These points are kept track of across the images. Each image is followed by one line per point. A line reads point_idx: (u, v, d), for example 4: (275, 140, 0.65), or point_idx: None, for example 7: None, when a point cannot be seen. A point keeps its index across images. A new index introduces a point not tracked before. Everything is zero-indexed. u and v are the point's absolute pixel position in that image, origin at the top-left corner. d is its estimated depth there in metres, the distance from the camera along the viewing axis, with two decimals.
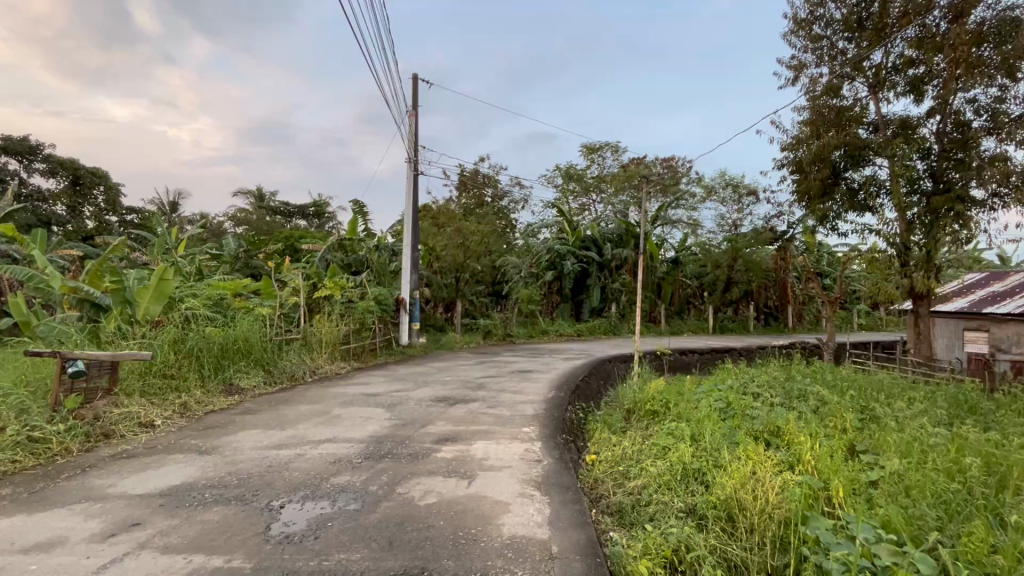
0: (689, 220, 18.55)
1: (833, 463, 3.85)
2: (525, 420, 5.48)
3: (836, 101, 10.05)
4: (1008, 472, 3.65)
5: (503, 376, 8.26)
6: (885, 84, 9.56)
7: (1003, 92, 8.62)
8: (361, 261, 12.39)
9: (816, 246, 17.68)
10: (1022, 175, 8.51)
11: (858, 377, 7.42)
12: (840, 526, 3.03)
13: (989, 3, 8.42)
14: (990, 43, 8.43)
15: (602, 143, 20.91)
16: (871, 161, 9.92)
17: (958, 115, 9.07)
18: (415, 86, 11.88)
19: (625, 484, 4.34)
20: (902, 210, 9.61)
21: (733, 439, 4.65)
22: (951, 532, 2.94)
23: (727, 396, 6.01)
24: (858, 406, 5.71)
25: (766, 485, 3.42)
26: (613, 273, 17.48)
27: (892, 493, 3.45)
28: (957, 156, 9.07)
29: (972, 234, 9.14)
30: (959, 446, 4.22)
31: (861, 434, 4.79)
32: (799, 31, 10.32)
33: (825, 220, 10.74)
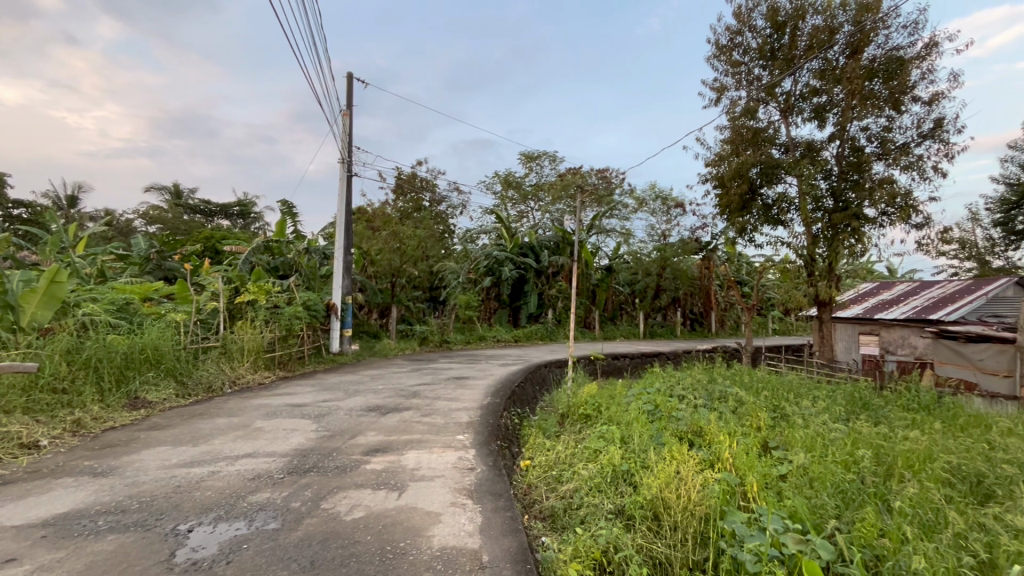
0: (621, 229, 19.26)
1: (749, 460, 4.11)
2: (459, 427, 5.41)
3: (753, 123, 10.85)
4: (893, 462, 4.08)
5: (439, 383, 8.13)
6: (794, 109, 10.45)
7: (890, 122, 9.69)
8: (288, 264, 11.79)
9: (736, 256, 18.96)
10: (905, 197, 9.63)
11: (772, 379, 7.98)
12: (753, 520, 3.23)
13: (879, 43, 9.50)
14: (880, 78, 9.49)
15: (540, 152, 21.30)
16: (783, 180, 10.79)
17: (854, 141, 10.08)
18: (349, 85, 11.49)
19: (557, 488, 4.41)
20: (809, 224, 10.53)
21: (659, 440, 4.86)
22: (846, 518, 3.23)
23: (655, 399, 6.27)
24: (770, 405, 6.15)
25: (688, 483, 3.58)
26: (551, 280, 17.70)
27: (799, 485, 3.75)
28: (853, 178, 10.08)
29: (865, 248, 10.20)
30: (854, 439, 4.67)
31: (773, 431, 5.17)
32: (720, 56, 11.08)
33: (744, 232, 11.55)
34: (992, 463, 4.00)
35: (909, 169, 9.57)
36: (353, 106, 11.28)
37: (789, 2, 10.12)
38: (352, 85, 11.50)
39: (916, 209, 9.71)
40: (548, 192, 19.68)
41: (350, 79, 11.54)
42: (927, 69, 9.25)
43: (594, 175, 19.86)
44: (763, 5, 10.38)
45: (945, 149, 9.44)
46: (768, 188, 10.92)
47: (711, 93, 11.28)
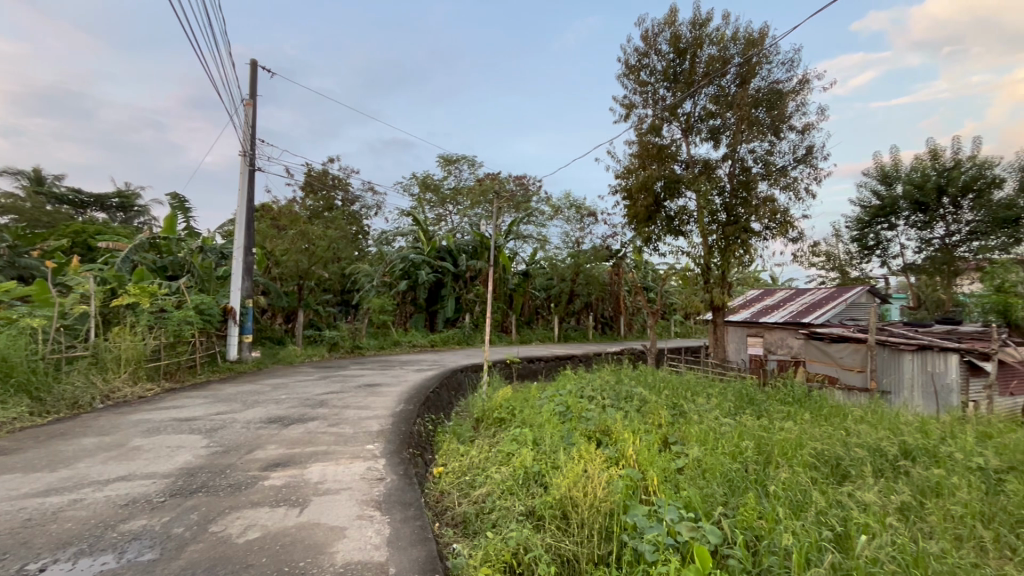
0: (538, 236, 19.75)
1: (650, 455, 4.37)
2: (368, 437, 5.21)
3: (657, 140, 11.63)
4: (773, 450, 4.54)
5: (349, 391, 7.78)
6: (693, 129, 11.35)
7: (772, 147, 10.85)
8: (179, 264, 10.64)
9: (643, 264, 20.17)
10: (784, 214, 10.84)
11: (672, 379, 8.56)
12: (653, 511, 3.44)
13: (763, 75, 10.63)
14: (763, 107, 10.62)
15: (459, 156, 21.25)
16: (683, 194, 11.69)
17: (743, 162, 11.14)
18: (253, 72, 10.71)
19: (470, 494, 4.40)
20: (706, 236, 11.48)
21: (569, 440, 5.02)
22: (732, 504, 3.54)
23: (566, 400, 6.48)
24: (671, 403, 6.60)
25: (595, 481, 3.73)
26: (468, 284, 17.49)
27: (693, 476, 4.05)
28: (742, 195, 11.16)
29: (752, 258, 11.33)
30: (740, 431, 5.15)
31: (672, 427, 5.56)
32: (630, 75, 11.79)
33: (649, 241, 12.33)
34: (847, 447, 4.61)
35: (787, 189, 10.80)
36: (256, 95, 10.51)
37: (689, 31, 11.02)
38: (256, 73, 10.72)
39: (792, 225, 10.97)
40: (466, 196, 19.68)
41: (254, 66, 10.75)
42: (801, 102, 10.52)
43: (512, 181, 20.11)
44: (667, 32, 11.21)
45: (815, 173, 10.77)
46: (670, 201, 11.77)
47: (621, 109, 11.94)
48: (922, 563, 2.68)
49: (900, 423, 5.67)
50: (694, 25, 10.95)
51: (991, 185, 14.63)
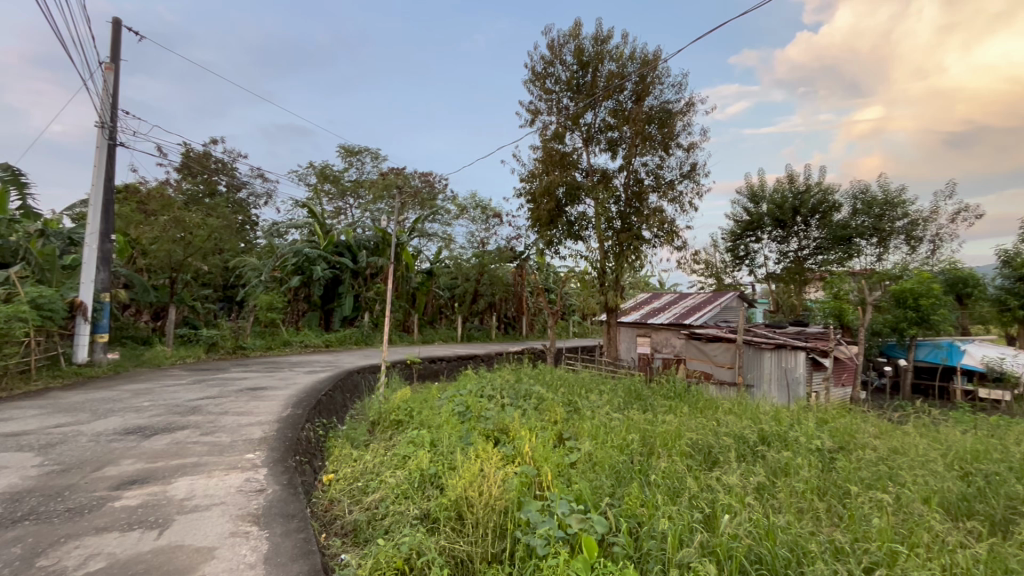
0: (443, 234, 19.62)
1: (545, 451, 4.50)
2: (248, 445, 4.76)
3: (560, 147, 12.10)
4: (656, 442, 4.90)
5: (228, 396, 7.06)
6: (593, 139, 11.95)
7: (662, 161, 11.76)
8: (11, 248, 8.89)
9: (546, 266, 20.85)
10: (670, 224, 11.81)
11: (568, 377, 8.93)
12: (546, 506, 3.54)
13: (656, 95, 11.49)
14: (655, 124, 11.47)
15: (362, 147, 20.36)
16: (583, 201, 12.25)
17: (637, 174, 11.95)
18: (116, 32, 9.34)
19: (362, 500, 4.21)
20: (602, 241, 12.14)
21: (467, 440, 5.01)
22: (617, 494, 3.76)
23: (466, 400, 6.45)
24: (566, 400, 6.85)
25: (490, 480, 3.75)
26: (368, 282, 16.79)
27: (584, 469, 4.24)
28: (635, 204, 11.95)
29: (643, 263, 12.18)
30: (627, 425, 5.49)
31: (567, 423, 5.78)
32: (536, 81, 12.14)
33: (551, 244, 12.75)
34: (717, 436, 5.12)
35: (673, 202, 11.78)
36: (119, 59, 9.17)
37: (592, 46, 11.59)
38: (119, 33, 9.37)
39: (677, 235, 11.99)
40: (368, 190, 18.90)
41: (118, 25, 9.38)
42: (687, 123, 11.53)
43: (417, 178, 19.66)
44: (571, 44, 11.68)
45: (697, 188, 11.86)
46: (571, 207, 12.26)
47: (527, 115, 12.24)
48: (772, 535, 3.05)
49: (759, 413, 6.43)
50: (596, 41, 11.53)
51: (832, 208, 17.26)
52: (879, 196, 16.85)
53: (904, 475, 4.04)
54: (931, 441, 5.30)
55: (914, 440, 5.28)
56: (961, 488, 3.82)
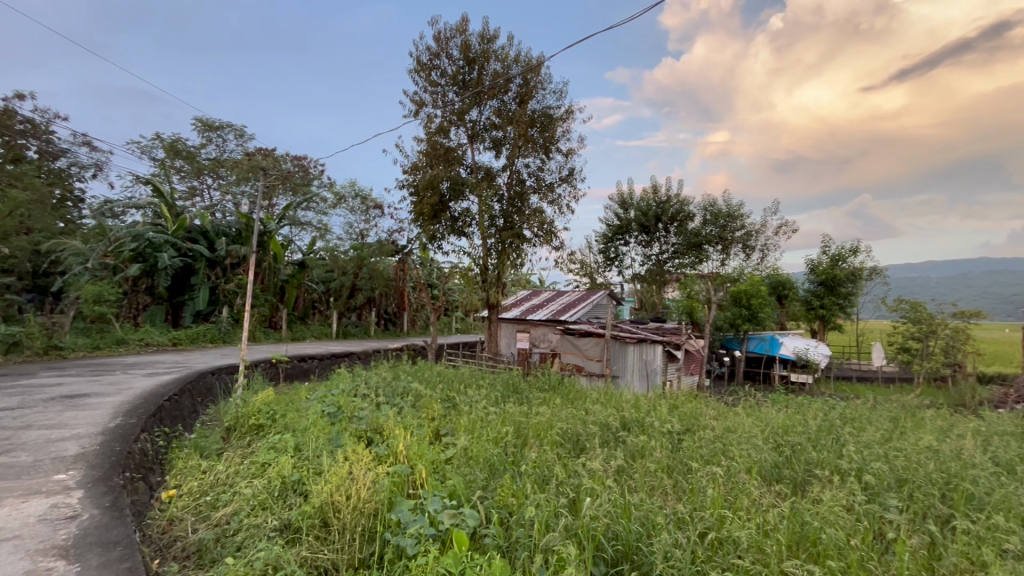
0: (318, 224, 18.40)
1: (420, 449, 4.41)
2: (60, 464, 3.98)
3: (445, 141, 12.03)
4: (529, 435, 5.08)
5: (32, 406, 5.83)
6: (478, 137, 12.06)
7: (542, 164, 12.23)
8: None
9: (428, 261, 20.56)
10: (549, 224, 12.33)
11: (447, 373, 8.89)
12: (418, 505, 3.48)
13: (538, 99, 11.91)
14: (537, 127, 11.89)
15: (222, 122, 18.18)
16: (466, 197, 12.27)
17: (519, 174, 12.30)
18: None
19: (210, 516, 3.76)
20: (485, 238, 12.28)
21: (336, 442, 4.72)
22: (490, 486, 3.84)
23: (338, 401, 6.09)
24: (445, 396, 6.82)
25: (360, 482, 3.58)
26: (228, 273, 15.06)
27: (458, 465, 4.25)
28: (517, 204, 12.27)
29: (523, 261, 12.57)
30: (503, 419, 5.62)
31: (444, 420, 5.75)
32: (421, 72, 11.90)
33: (434, 239, 12.59)
34: (585, 425, 5.48)
35: (552, 203, 12.32)
36: None
37: (478, 43, 11.64)
38: None
39: (555, 235, 12.54)
40: (230, 170, 16.95)
41: None
42: (566, 129, 12.14)
43: (289, 161, 18.10)
44: (457, 39, 11.62)
45: (574, 192, 12.56)
46: (455, 202, 12.21)
47: (411, 105, 11.93)
48: (627, 513, 3.34)
49: (622, 402, 7.00)
50: (483, 39, 11.61)
51: (687, 217, 19.47)
52: (724, 209, 19.37)
53: (733, 449, 4.70)
54: (754, 420, 6.25)
55: (742, 419, 6.17)
56: (774, 458, 4.54)
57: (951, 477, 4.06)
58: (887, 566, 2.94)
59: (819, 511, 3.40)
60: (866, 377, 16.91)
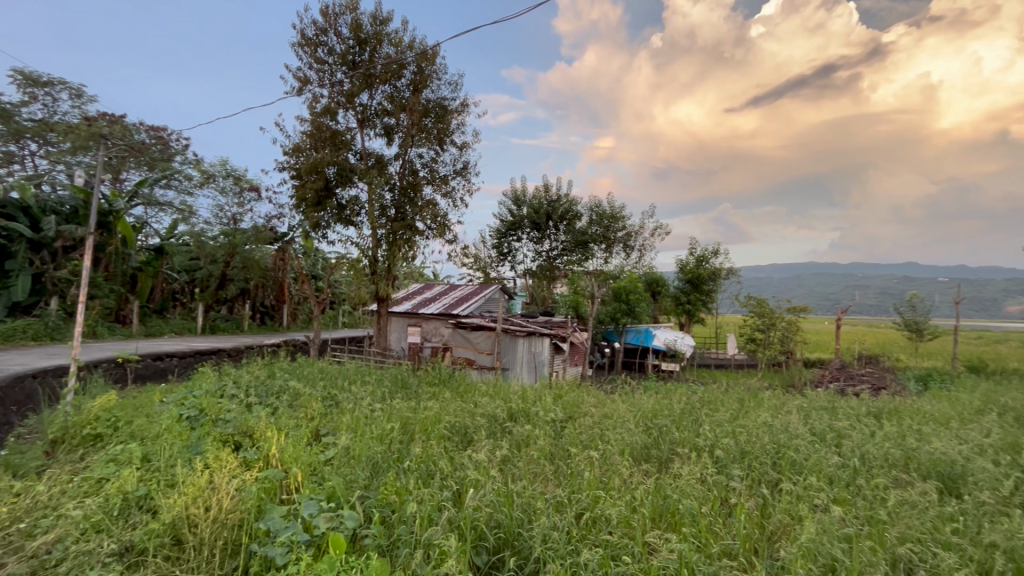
0: (180, 205, 16.29)
1: (295, 451, 4.10)
2: None
3: (332, 124, 11.35)
4: (416, 431, 5.00)
5: None
6: (369, 122, 11.55)
7: (436, 156, 12.04)
8: None
9: (312, 251, 19.27)
10: (443, 216, 12.18)
11: (331, 369, 8.42)
12: (291, 510, 3.24)
13: (433, 88, 11.69)
14: (431, 117, 11.66)
15: (53, 77, 15.24)
16: (355, 185, 11.67)
17: (412, 164, 12.00)
18: None
19: (23, 548, 3.14)
20: (374, 229, 11.78)
21: (195, 450, 4.22)
22: (372, 486, 3.70)
23: (199, 403, 5.45)
24: (327, 395, 6.43)
25: (222, 491, 3.24)
26: (59, 257, 12.73)
27: (338, 465, 4.03)
28: (409, 195, 11.94)
29: (415, 254, 12.27)
30: (389, 415, 5.45)
31: (324, 419, 5.42)
32: (305, 46, 11.06)
33: (318, 228, 11.79)
34: (473, 417, 5.54)
35: (446, 196, 12.20)
36: None
37: (370, 24, 11.11)
38: None
39: (448, 229, 12.44)
40: (62, 136, 14.29)
41: None
42: (460, 122, 12.08)
43: (143, 131, 15.74)
44: (348, 16, 10.97)
45: (468, 185, 12.55)
46: (342, 189, 11.56)
47: (294, 81, 11.06)
48: (510, 500, 3.42)
49: (510, 393, 7.18)
50: (375, 20, 11.09)
51: (575, 217, 20.53)
52: (608, 211, 20.76)
53: (609, 433, 5.04)
54: (628, 406, 6.80)
55: (618, 406, 6.68)
56: (643, 440, 4.97)
57: (781, 447, 4.76)
58: (731, 527, 3.37)
59: (678, 484, 3.78)
60: (722, 364, 19.23)
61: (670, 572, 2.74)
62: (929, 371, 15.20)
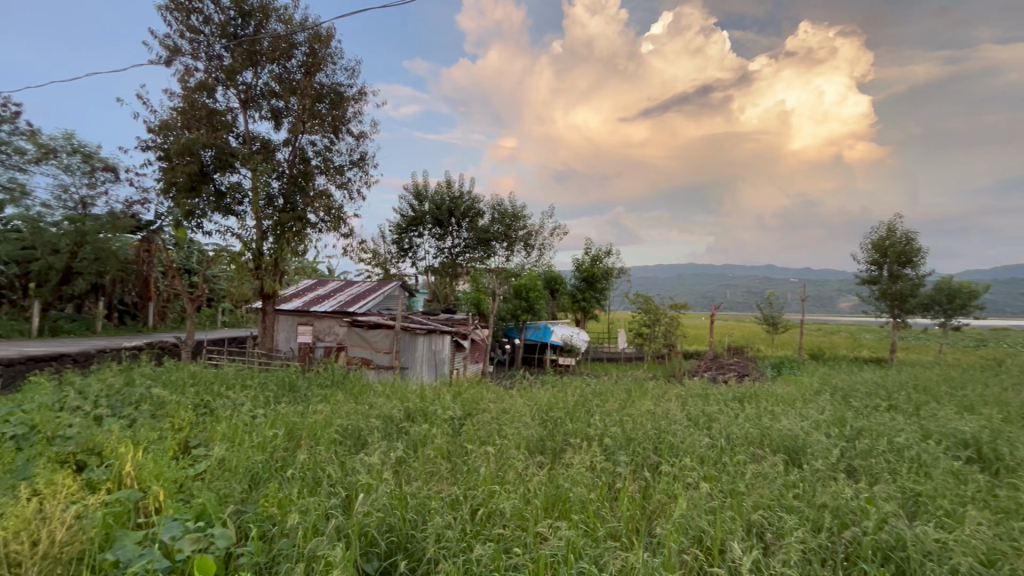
0: (8, 183, 13.62)
1: (157, 467, 3.62)
2: None
3: (208, 101, 10.23)
4: (302, 437, 4.66)
5: None
6: (253, 103, 10.58)
7: (330, 144, 11.36)
8: None
9: (186, 242, 17.23)
10: (338, 209, 11.54)
11: (205, 373, 7.58)
12: (148, 535, 2.86)
13: (328, 72, 11.01)
14: (325, 103, 10.97)
15: None
16: (236, 170, 10.62)
17: (303, 152, 11.22)
18: None
19: None
20: (259, 220, 10.81)
21: (23, 475, 3.55)
22: (250, 499, 3.39)
23: (30, 418, 4.60)
24: (198, 402, 5.78)
25: (57, 520, 2.76)
26: None
27: (210, 479, 3.64)
28: (299, 184, 11.12)
29: (306, 248, 11.47)
30: (272, 421, 5.04)
31: (195, 429, 4.86)
32: (176, 11, 9.83)
33: (191, 216, 10.55)
34: (367, 419, 5.31)
35: (341, 187, 11.57)
36: None
37: None
38: None
39: (343, 222, 11.81)
40: None
41: None
42: (357, 110, 11.51)
43: None
44: None
45: (365, 177, 12.03)
46: (220, 174, 10.46)
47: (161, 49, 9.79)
48: (404, 503, 3.34)
49: (407, 392, 7.02)
50: None
51: (477, 214, 20.63)
52: (509, 209, 21.13)
53: (505, 428, 5.12)
54: (525, 400, 6.97)
55: (515, 401, 6.83)
56: (539, 432, 5.13)
57: (661, 433, 5.18)
58: (616, 511, 3.59)
59: (569, 473, 3.95)
60: (613, 357, 20.52)
61: (559, 559, 2.84)
62: (781, 360, 17.54)
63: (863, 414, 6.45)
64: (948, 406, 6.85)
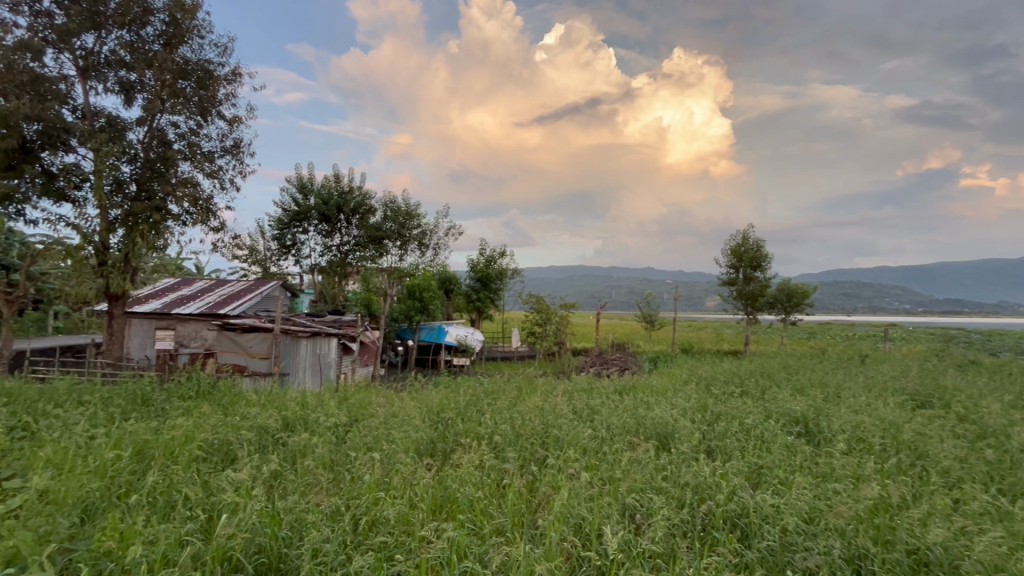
0: None
1: None
2: None
3: (34, 65, 8.60)
4: (154, 457, 4.10)
5: None
6: (95, 72, 9.10)
7: (196, 127, 10.15)
8: None
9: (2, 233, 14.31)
10: (205, 200, 10.35)
11: (26, 389, 6.34)
12: None
13: (193, 47, 9.83)
14: (190, 80, 9.78)
15: None
16: (71, 149, 9.03)
17: (162, 134, 9.90)
18: None
19: None
20: (103, 208, 9.31)
21: None
22: (82, 534, 2.90)
23: None
24: (15, 424, 4.81)
25: None
26: None
27: (26, 514, 3.05)
28: (157, 169, 9.79)
29: (165, 243, 10.11)
30: (116, 441, 4.37)
31: (9, 457, 4.04)
32: None
33: (8, 201, 8.77)
34: (236, 432, 4.82)
35: (209, 175, 10.39)
36: None
37: None
38: None
39: (213, 214, 10.62)
40: None
41: None
42: (230, 92, 10.43)
43: None
44: None
45: (239, 166, 10.94)
46: (50, 153, 8.83)
47: None
48: (276, 520, 3.08)
49: (286, 400, 6.50)
50: None
51: (368, 211, 19.79)
52: (403, 207, 20.57)
53: (394, 433, 4.96)
54: (416, 402, 6.82)
55: (406, 403, 6.65)
56: (429, 435, 5.05)
57: (549, 427, 5.38)
58: (503, 507, 3.64)
59: (457, 474, 3.94)
60: (507, 356, 20.92)
61: (442, 561, 2.82)
62: (657, 354, 19.20)
63: (720, 400, 7.28)
64: (786, 389, 7.98)
